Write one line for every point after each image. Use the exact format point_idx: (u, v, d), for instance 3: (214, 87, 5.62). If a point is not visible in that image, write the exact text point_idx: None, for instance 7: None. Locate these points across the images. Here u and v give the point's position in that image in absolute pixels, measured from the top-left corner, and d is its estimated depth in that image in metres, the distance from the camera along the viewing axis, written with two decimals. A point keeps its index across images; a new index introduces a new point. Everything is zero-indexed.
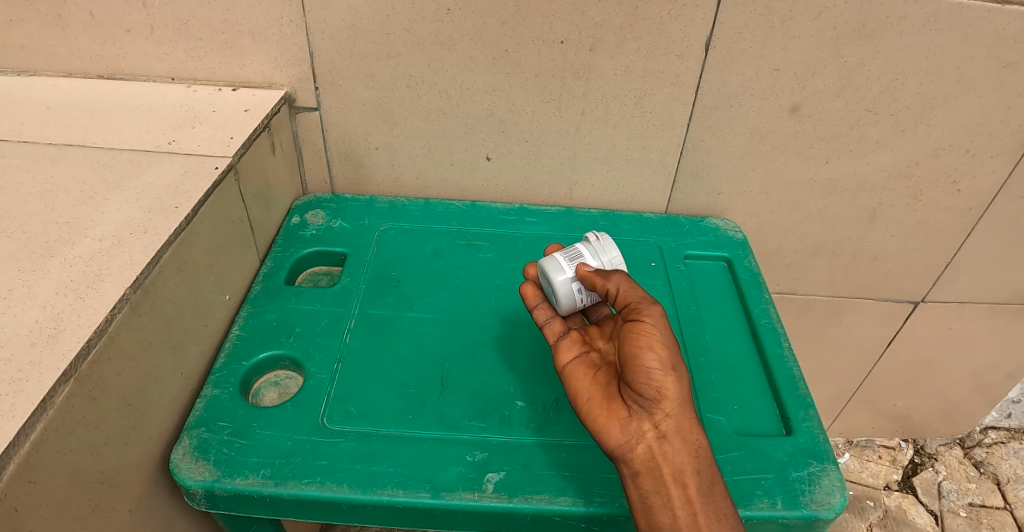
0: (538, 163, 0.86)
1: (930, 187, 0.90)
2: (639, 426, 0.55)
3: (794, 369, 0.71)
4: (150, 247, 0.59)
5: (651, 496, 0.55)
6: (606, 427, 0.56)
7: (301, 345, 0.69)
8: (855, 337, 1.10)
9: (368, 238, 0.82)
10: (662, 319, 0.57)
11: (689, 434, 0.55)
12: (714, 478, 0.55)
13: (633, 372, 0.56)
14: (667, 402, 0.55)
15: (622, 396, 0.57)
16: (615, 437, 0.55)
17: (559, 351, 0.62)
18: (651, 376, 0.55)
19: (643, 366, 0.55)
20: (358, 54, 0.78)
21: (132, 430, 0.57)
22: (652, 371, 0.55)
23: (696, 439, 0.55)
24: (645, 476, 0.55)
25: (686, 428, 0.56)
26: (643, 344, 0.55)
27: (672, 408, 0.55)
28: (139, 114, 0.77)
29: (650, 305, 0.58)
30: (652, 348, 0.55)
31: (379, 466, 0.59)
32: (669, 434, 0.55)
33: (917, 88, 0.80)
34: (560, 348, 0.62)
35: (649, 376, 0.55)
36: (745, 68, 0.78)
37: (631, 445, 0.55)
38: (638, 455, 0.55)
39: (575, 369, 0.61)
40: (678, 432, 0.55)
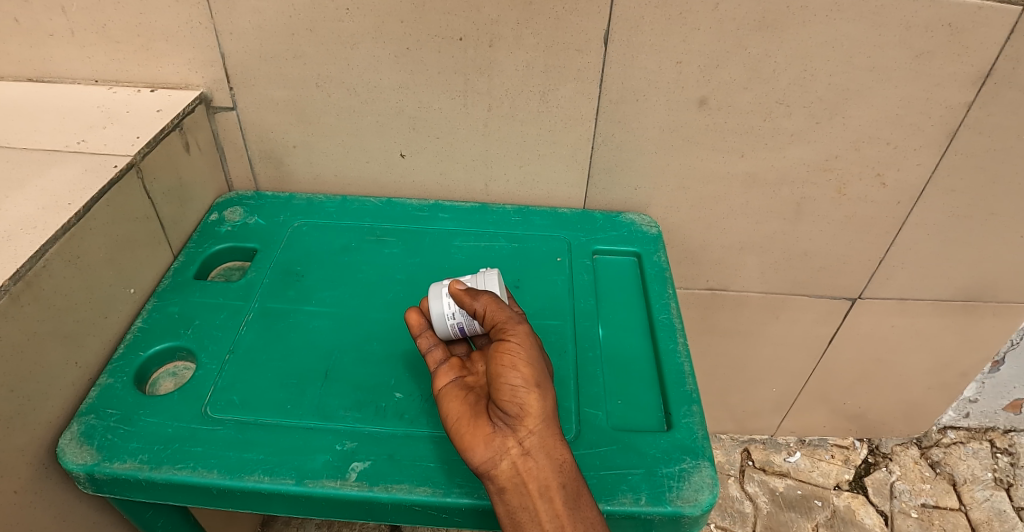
0: (452, 160, 0.87)
1: (853, 181, 0.88)
2: (504, 443, 0.56)
3: (685, 365, 0.71)
4: (36, 242, 0.63)
5: (517, 510, 0.55)
6: (472, 445, 0.56)
7: (197, 337, 0.71)
8: (796, 335, 1.08)
9: (280, 233, 0.83)
10: (528, 337, 0.59)
11: (554, 449, 0.56)
12: (580, 490, 0.56)
13: (498, 390, 0.57)
14: (531, 418, 0.56)
15: (489, 415, 0.58)
16: (479, 454, 0.56)
17: (436, 377, 0.62)
18: (514, 393, 0.56)
19: (506, 384, 0.56)
20: (268, 54, 0.81)
21: (16, 416, 0.60)
22: (515, 389, 0.56)
23: (561, 454, 0.56)
24: (511, 492, 0.55)
25: (551, 443, 0.56)
26: (507, 363, 0.57)
27: (535, 424, 0.56)
28: (57, 116, 0.80)
29: (518, 324, 0.59)
30: (515, 366, 0.56)
31: (250, 453, 0.61)
32: (533, 450, 0.56)
33: (829, 79, 0.79)
34: (438, 374, 0.62)
35: (512, 394, 0.56)
36: (647, 62, 0.78)
37: (495, 461, 0.55)
38: (504, 472, 0.55)
39: (448, 392, 0.61)
40: (543, 447, 0.56)
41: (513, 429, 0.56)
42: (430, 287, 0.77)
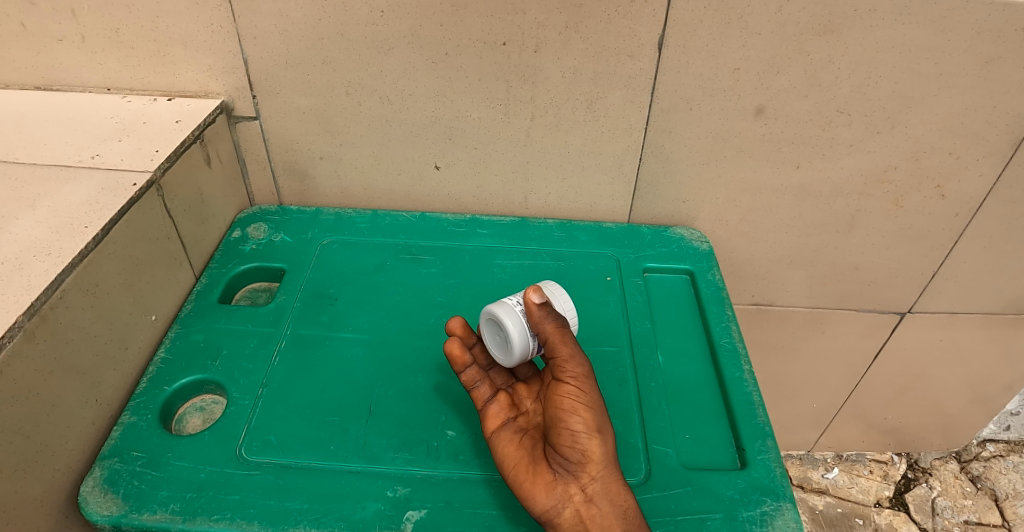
0: (489, 172, 0.81)
1: (911, 192, 0.84)
2: (566, 490, 0.51)
3: (753, 395, 0.67)
4: (52, 270, 0.57)
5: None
6: (531, 493, 0.51)
7: (226, 369, 0.66)
8: (840, 349, 1.04)
9: (308, 252, 0.78)
10: (588, 375, 0.54)
11: (618, 496, 0.51)
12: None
13: (558, 435, 0.52)
14: (593, 463, 0.51)
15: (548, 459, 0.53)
16: (540, 503, 0.50)
17: (485, 418, 0.56)
18: (576, 438, 0.51)
19: (567, 429, 0.51)
20: (292, 60, 0.74)
21: (32, 463, 0.55)
22: (576, 433, 0.51)
23: (626, 501, 0.51)
24: None
25: (615, 490, 0.51)
26: (567, 405, 0.52)
27: (598, 471, 0.51)
28: (65, 127, 0.74)
29: (577, 360, 0.54)
30: (576, 410, 0.51)
31: (292, 501, 0.56)
32: (597, 498, 0.51)
33: (892, 87, 0.75)
34: (487, 415, 0.56)
35: (574, 439, 0.51)
36: (702, 68, 0.73)
37: (558, 510, 0.50)
38: (566, 521, 0.50)
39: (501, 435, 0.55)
40: (606, 494, 0.51)
41: (575, 475, 0.51)
42: (472, 310, 0.72)
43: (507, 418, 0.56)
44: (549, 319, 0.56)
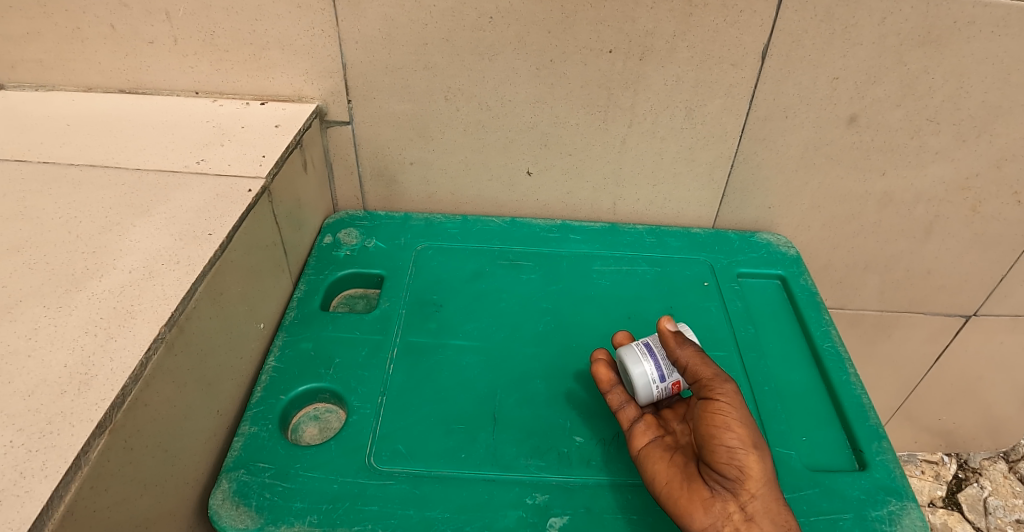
0: (582, 178, 0.83)
1: (990, 199, 0.85)
2: (724, 508, 0.51)
3: (863, 397, 0.67)
4: (184, 279, 0.55)
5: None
6: (688, 510, 0.51)
7: (342, 378, 0.65)
8: (902, 353, 1.08)
9: (404, 258, 0.79)
10: (737, 395, 0.54)
11: (779, 516, 0.51)
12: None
13: (713, 452, 0.52)
14: (752, 481, 0.51)
15: (703, 477, 0.53)
16: (698, 521, 0.51)
17: (634, 436, 0.58)
18: (732, 455, 0.51)
19: (722, 445, 0.52)
20: (394, 65, 0.75)
21: (168, 478, 0.53)
22: (732, 450, 0.51)
23: (786, 521, 0.51)
24: None
25: (775, 509, 0.51)
26: (720, 423, 0.53)
27: (759, 489, 0.51)
28: (163, 133, 0.74)
29: (723, 380, 0.55)
30: (731, 427, 0.52)
31: (433, 511, 0.55)
32: (758, 516, 0.51)
33: (983, 96, 0.74)
34: (635, 433, 0.58)
35: (730, 455, 0.51)
36: (802, 77, 0.73)
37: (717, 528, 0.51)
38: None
39: (650, 452, 0.56)
40: (767, 513, 0.51)
41: (733, 492, 0.51)
42: (578, 316, 0.73)
43: (655, 436, 0.58)
44: (689, 346, 0.58)
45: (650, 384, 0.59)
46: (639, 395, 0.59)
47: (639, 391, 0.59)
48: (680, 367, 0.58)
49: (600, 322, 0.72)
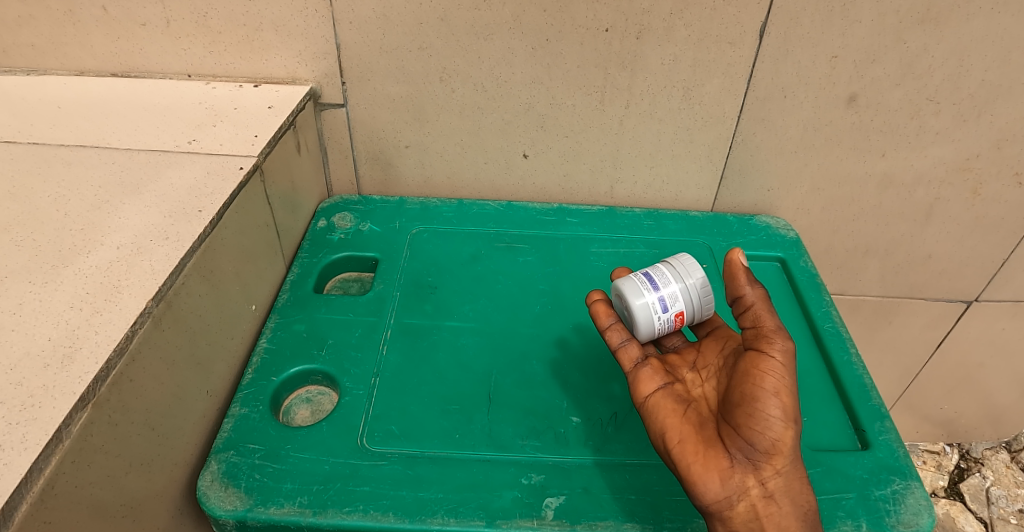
0: (579, 161, 0.83)
1: (990, 181, 0.84)
2: (743, 481, 0.50)
3: (864, 377, 0.66)
4: (173, 255, 0.54)
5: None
6: (703, 479, 0.49)
7: (335, 359, 0.64)
8: (902, 339, 1.08)
9: (400, 242, 0.78)
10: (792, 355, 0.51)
11: (799, 495, 0.50)
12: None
13: (748, 418, 0.50)
14: (780, 457, 0.50)
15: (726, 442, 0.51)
16: (712, 491, 0.49)
17: (642, 383, 0.55)
18: (770, 426, 0.49)
19: (762, 413, 0.49)
20: (388, 46, 0.74)
21: (155, 457, 0.52)
22: (773, 421, 0.49)
23: (804, 501, 0.50)
24: None
25: (797, 488, 0.50)
26: (770, 386, 0.49)
27: (783, 465, 0.50)
28: (156, 114, 0.73)
29: (782, 335, 0.52)
30: (778, 393, 0.49)
31: (426, 492, 0.53)
32: (776, 493, 0.50)
33: (983, 75, 0.74)
34: (644, 379, 0.55)
35: (767, 427, 0.49)
36: (802, 56, 0.73)
37: (731, 501, 0.50)
38: (739, 514, 0.50)
39: (662, 404, 0.54)
40: (786, 491, 0.50)
41: (756, 465, 0.50)
42: (577, 297, 0.72)
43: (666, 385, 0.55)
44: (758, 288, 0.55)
45: (652, 315, 0.56)
46: (640, 327, 0.56)
47: (639, 323, 0.56)
48: (743, 307, 0.55)
49: None
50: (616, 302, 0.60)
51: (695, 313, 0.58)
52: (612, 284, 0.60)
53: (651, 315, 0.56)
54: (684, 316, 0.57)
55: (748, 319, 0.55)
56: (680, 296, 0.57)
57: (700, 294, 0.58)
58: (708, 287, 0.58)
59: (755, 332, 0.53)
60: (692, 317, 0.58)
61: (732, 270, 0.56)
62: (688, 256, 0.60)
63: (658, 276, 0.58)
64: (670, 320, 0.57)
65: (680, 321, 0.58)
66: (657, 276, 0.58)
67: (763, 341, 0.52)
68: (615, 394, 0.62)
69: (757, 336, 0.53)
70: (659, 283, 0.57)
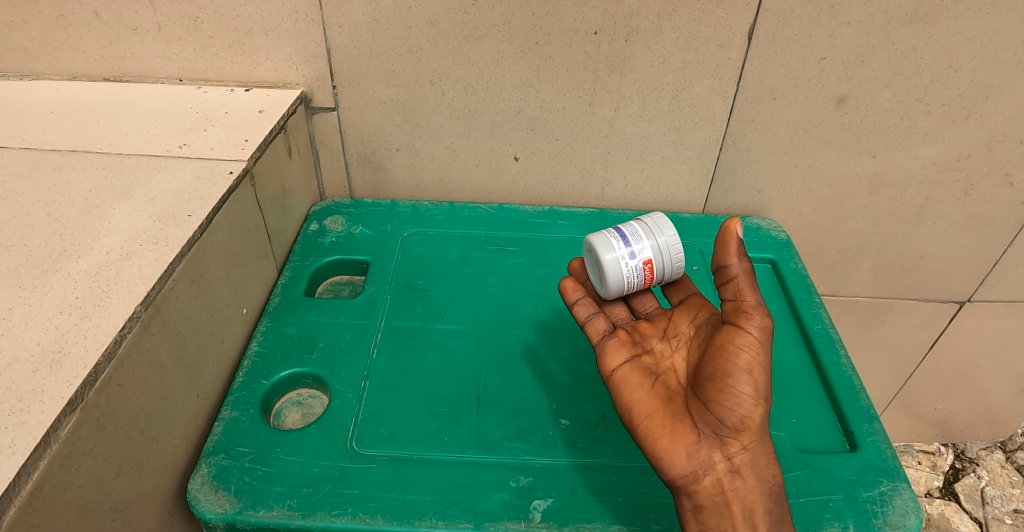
0: (570, 163, 0.83)
1: (981, 181, 0.84)
2: (710, 456, 0.51)
3: (853, 378, 0.65)
4: (162, 259, 0.55)
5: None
6: (669, 453, 0.51)
7: (325, 362, 0.64)
8: (895, 339, 1.08)
9: (391, 245, 0.79)
10: (768, 333, 0.52)
11: (765, 471, 0.52)
12: (784, 518, 0.51)
13: (718, 394, 0.51)
14: (747, 433, 0.51)
15: (693, 418, 0.52)
16: (678, 466, 0.51)
17: (609, 356, 0.57)
18: (739, 403, 0.50)
19: (732, 389, 0.50)
20: (378, 49, 0.74)
21: (145, 461, 0.52)
22: (742, 398, 0.50)
23: (770, 476, 0.52)
24: (710, 511, 0.50)
25: (762, 464, 0.52)
26: (744, 363, 0.51)
27: (750, 441, 0.52)
28: (146, 119, 0.74)
29: (761, 312, 0.52)
30: (750, 371, 0.50)
31: (415, 494, 0.53)
32: (743, 469, 0.52)
33: (972, 76, 0.74)
34: (611, 353, 0.57)
35: (736, 403, 0.50)
36: (791, 57, 0.73)
37: (698, 475, 0.51)
38: (705, 488, 0.51)
39: (630, 378, 0.55)
40: (753, 467, 0.52)
41: (723, 441, 0.52)
42: None
43: (633, 358, 0.57)
44: (744, 260, 0.54)
45: (620, 265, 0.58)
46: (608, 276, 0.58)
47: (608, 272, 0.58)
48: (726, 277, 0.54)
49: None
50: (590, 258, 0.62)
51: (665, 265, 0.60)
52: (585, 240, 0.62)
53: (620, 263, 0.58)
54: (653, 266, 0.59)
55: (730, 291, 0.54)
56: (648, 247, 0.59)
57: (669, 247, 0.59)
58: (677, 241, 0.60)
59: (736, 307, 0.53)
60: (661, 269, 0.60)
61: (725, 240, 0.54)
62: (660, 213, 0.62)
63: (628, 230, 0.60)
64: (638, 269, 0.59)
65: (649, 272, 0.59)
66: (626, 230, 0.60)
67: (741, 317, 0.53)
68: (603, 396, 0.62)
69: (736, 310, 0.53)
70: (627, 235, 0.59)
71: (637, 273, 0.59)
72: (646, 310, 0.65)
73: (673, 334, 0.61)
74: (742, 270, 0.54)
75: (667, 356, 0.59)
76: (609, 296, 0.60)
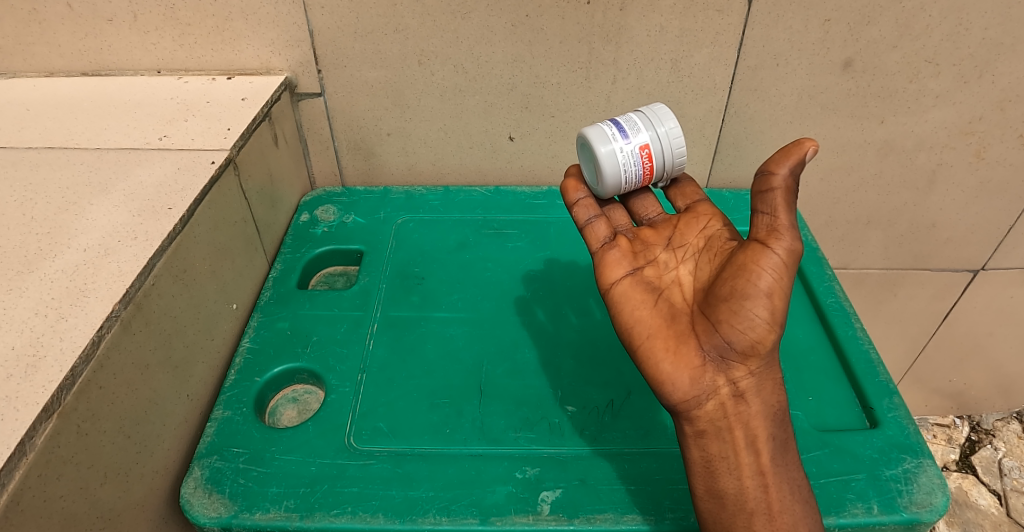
0: (566, 141, 0.80)
1: (994, 143, 0.81)
2: (714, 381, 0.50)
3: (870, 351, 0.63)
4: (142, 255, 0.52)
5: (715, 459, 0.49)
6: (672, 378, 0.50)
7: (319, 356, 0.62)
8: (909, 310, 1.06)
9: (384, 233, 0.76)
10: (796, 255, 0.48)
11: (770, 396, 0.50)
12: (787, 444, 0.50)
13: (731, 316, 0.49)
14: (755, 358, 0.50)
15: (699, 339, 0.51)
16: (681, 391, 0.50)
17: (611, 267, 0.55)
18: (752, 326, 0.48)
19: (747, 312, 0.48)
20: (363, 30, 0.71)
21: (133, 466, 0.50)
22: (756, 322, 0.48)
23: (775, 402, 0.50)
24: (711, 436, 0.50)
25: (768, 389, 0.51)
26: (763, 287, 0.48)
27: (756, 366, 0.50)
28: (125, 112, 0.71)
29: (793, 233, 0.48)
30: (770, 295, 0.48)
31: (417, 490, 0.51)
32: (747, 393, 0.50)
33: (983, 33, 0.71)
34: (612, 264, 0.55)
35: (748, 327, 0.49)
36: (793, 21, 0.70)
37: (700, 400, 0.50)
38: (707, 413, 0.50)
39: (633, 295, 0.53)
40: (758, 392, 0.50)
41: (728, 365, 0.50)
42: (568, 280, 0.70)
43: (634, 270, 0.55)
44: (793, 176, 0.48)
45: (614, 150, 0.54)
46: (602, 162, 0.54)
47: (601, 157, 0.54)
48: (766, 187, 0.48)
49: (590, 286, 0.69)
50: (583, 152, 0.58)
51: (662, 153, 0.56)
52: (579, 135, 0.59)
53: (616, 151, 0.54)
54: (651, 152, 0.55)
55: (767, 204, 0.48)
56: (644, 133, 0.55)
57: (667, 133, 0.56)
58: (676, 127, 0.56)
59: (768, 230, 0.48)
60: (660, 158, 0.56)
61: (789, 149, 0.48)
62: (659, 103, 0.58)
63: (623, 119, 0.57)
64: (634, 155, 0.55)
65: (647, 159, 0.55)
66: (622, 120, 0.57)
67: (770, 235, 0.48)
68: (609, 380, 0.59)
69: (768, 227, 0.49)
70: (623, 124, 0.56)
71: (634, 160, 0.55)
72: (649, 215, 0.61)
73: (679, 244, 0.58)
74: (786, 184, 0.48)
75: (672, 268, 0.56)
76: (606, 189, 0.56)
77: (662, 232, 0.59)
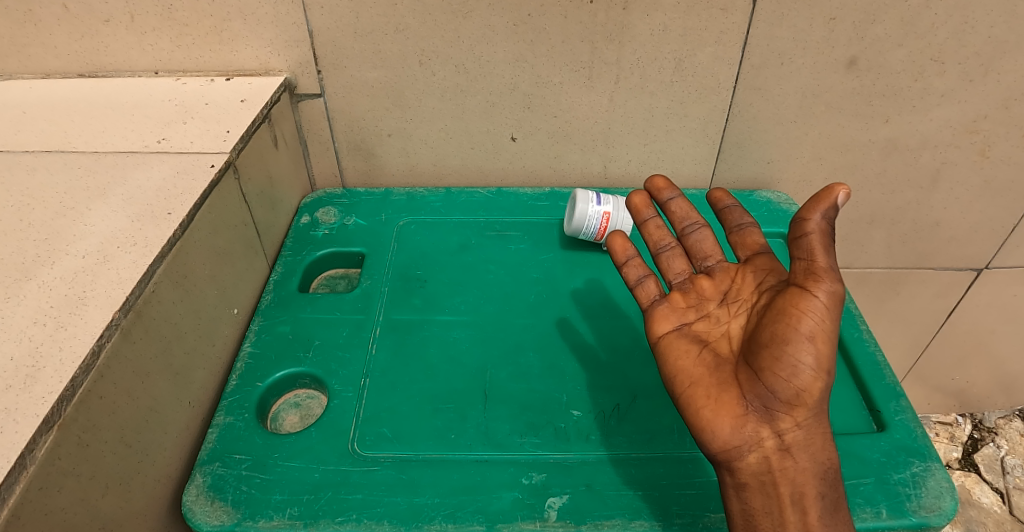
0: (568, 141, 0.79)
1: (998, 141, 0.80)
2: (756, 432, 0.49)
3: (877, 353, 0.62)
4: (142, 261, 0.52)
5: (759, 514, 0.48)
6: (712, 426, 0.49)
7: (321, 360, 0.61)
8: (911, 308, 1.05)
9: (386, 234, 0.75)
10: (837, 299, 0.47)
11: (820, 453, 0.49)
12: (838, 502, 0.48)
13: (773, 363, 0.48)
14: (801, 409, 0.48)
15: (743, 389, 0.50)
16: (720, 439, 0.49)
17: (656, 322, 0.56)
18: (795, 373, 0.47)
19: (789, 359, 0.47)
20: (363, 29, 0.70)
21: (135, 475, 0.49)
22: (799, 369, 0.47)
23: (825, 459, 0.49)
24: (755, 490, 0.48)
25: (818, 444, 0.49)
26: (804, 331, 0.47)
27: (803, 418, 0.49)
28: (123, 114, 0.70)
29: (833, 276, 0.47)
30: (813, 339, 0.47)
31: (422, 497, 0.50)
32: (793, 448, 0.49)
33: (988, 31, 0.70)
34: (657, 318, 0.56)
35: (792, 374, 0.47)
36: (797, 19, 0.69)
37: (742, 451, 0.49)
38: (750, 466, 0.49)
39: (677, 345, 0.54)
40: (807, 447, 0.48)
41: (773, 415, 0.49)
42: (573, 283, 0.69)
43: (681, 324, 0.56)
44: (827, 220, 0.48)
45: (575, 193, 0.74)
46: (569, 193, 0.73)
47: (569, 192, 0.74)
48: (801, 231, 0.48)
49: (594, 288, 0.68)
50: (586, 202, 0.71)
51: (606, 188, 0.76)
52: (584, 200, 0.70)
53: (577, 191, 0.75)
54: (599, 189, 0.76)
55: (803, 250, 0.48)
56: None
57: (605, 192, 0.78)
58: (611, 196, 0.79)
59: (807, 267, 0.48)
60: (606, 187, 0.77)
61: (821, 195, 0.48)
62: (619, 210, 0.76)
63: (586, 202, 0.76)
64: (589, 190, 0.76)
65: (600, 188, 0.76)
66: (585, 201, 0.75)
67: (809, 280, 0.47)
68: (615, 384, 0.59)
69: (805, 272, 0.48)
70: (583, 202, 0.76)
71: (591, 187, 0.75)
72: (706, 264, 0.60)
73: (733, 299, 0.56)
74: (821, 228, 0.48)
75: (725, 321, 0.55)
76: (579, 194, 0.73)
77: (718, 284, 0.58)
